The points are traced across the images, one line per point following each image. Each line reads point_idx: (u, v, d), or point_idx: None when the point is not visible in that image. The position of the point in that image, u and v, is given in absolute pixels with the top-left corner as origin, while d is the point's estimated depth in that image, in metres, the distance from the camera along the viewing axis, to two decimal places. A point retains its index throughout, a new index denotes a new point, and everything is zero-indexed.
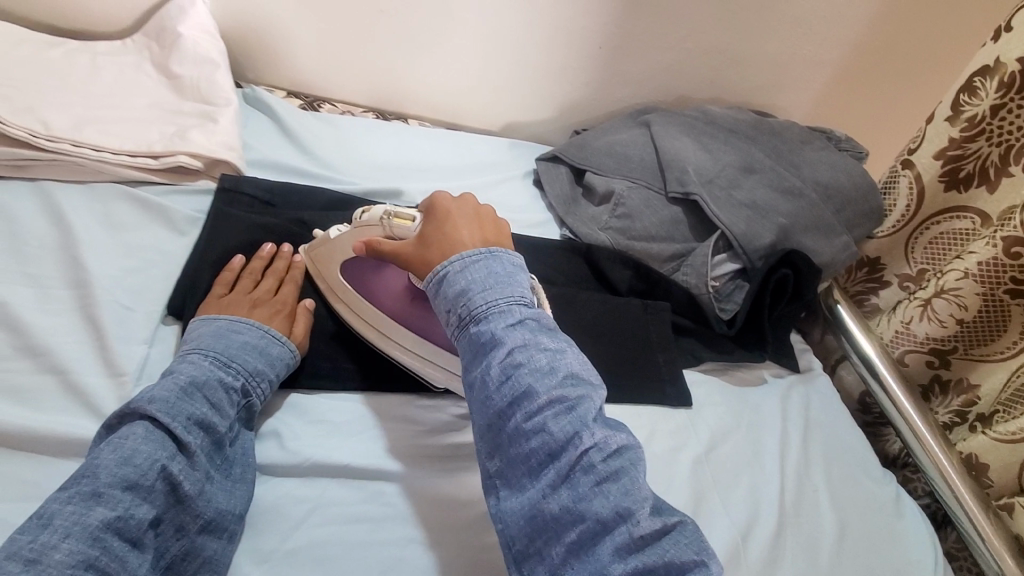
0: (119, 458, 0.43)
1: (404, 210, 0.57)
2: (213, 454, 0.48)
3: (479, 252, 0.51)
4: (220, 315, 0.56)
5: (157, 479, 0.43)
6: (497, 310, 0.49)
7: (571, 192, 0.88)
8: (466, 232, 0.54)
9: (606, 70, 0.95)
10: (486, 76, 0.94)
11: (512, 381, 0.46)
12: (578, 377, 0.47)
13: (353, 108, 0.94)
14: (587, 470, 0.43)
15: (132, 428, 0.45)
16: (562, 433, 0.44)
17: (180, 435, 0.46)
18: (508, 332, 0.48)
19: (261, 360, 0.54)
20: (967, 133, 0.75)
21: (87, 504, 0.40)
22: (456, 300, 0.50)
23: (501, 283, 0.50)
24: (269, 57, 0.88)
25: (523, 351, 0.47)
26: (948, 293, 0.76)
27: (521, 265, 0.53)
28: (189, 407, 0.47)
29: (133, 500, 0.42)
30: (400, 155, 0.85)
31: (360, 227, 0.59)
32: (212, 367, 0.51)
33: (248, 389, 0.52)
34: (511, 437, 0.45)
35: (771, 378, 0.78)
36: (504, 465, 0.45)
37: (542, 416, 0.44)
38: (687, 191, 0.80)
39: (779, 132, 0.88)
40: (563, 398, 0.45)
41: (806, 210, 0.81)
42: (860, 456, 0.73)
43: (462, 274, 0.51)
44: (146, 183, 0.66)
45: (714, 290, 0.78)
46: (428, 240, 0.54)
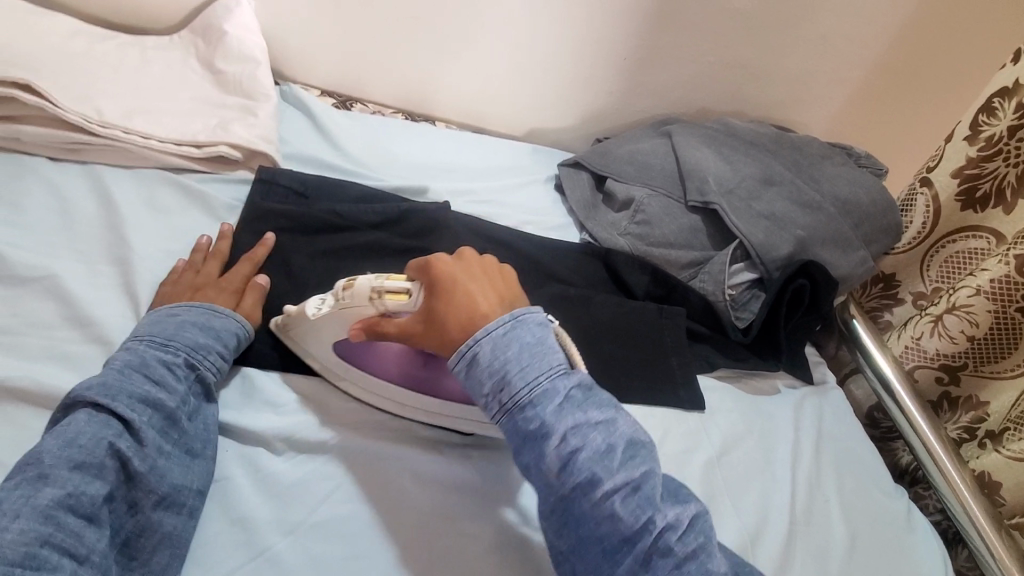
0: (63, 443, 0.43)
1: (393, 281, 0.54)
2: (169, 430, 0.48)
3: (506, 322, 0.50)
4: (160, 302, 0.55)
5: (104, 458, 0.44)
6: (541, 393, 0.48)
7: (592, 198, 0.90)
8: (479, 295, 0.53)
9: (629, 80, 0.97)
10: (512, 82, 0.96)
11: (574, 469, 0.46)
12: (634, 445, 0.49)
13: (383, 109, 0.97)
14: (665, 552, 0.45)
15: (75, 416, 0.45)
16: (636, 520, 0.45)
17: (123, 414, 0.46)
18: (559, 416, 0.48)
19: (204, 335, 0.53)
20: (984, 152, 0.76)
21: (35, 486, 0.41)
22: (498, 386, 0.49)
23: (538, 358, 0.49)
24: (306, 57, 0.92)
25: (577, 434, 0.47)
26: (959, 309, 0.76)
27: (550, 326, 0.52)
28: (130, 387, 0.47)
29: (82, 479, 0.42)
30: (428, 156, 0.87)
31: (343, 306, 0.55)
32: (152, 348, 0.50)
33: (197, 363, 0.52)
34: (580, 522, 0.46)
35: (785, 388, 0.78)
36: (575, 544, 0.47)
37: (613, 502, 0.45)
38: (706, 201, 0.81)
39: (800, 146, 0.90)
40: (629, 479, 0.46)
41: (824, 223, 0.82)
42: (870, 469, 0.73)
43: (499, 356, 0.49)
44: (188, 170, 0.69)
45: (731, 299, 0.79)
46: (441, 316, 0.52)
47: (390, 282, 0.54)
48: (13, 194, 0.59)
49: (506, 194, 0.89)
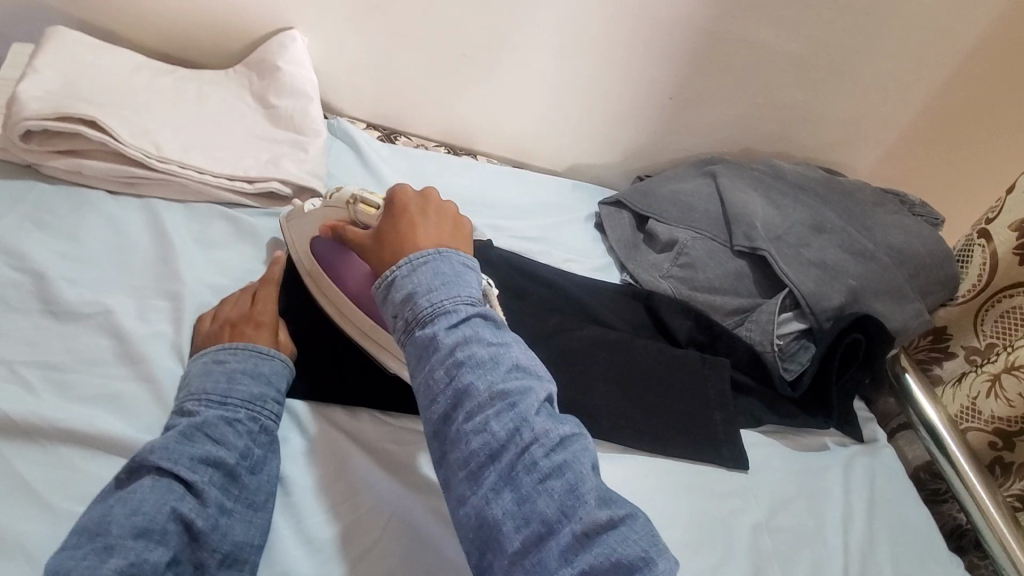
0: (128, 510, 0.42)
1: (371, 197, 0.60)
2: (229, 487, 0.47)
3: (426, 252, 0.51)
4: (207, 349, 0.54)
5: (168, 522, 0.43)
6: (442, 313, 0.48)
7: (632, 237, 0.89)
8: (422, 226, 0.55)
9: (672, 119, 0.96)
10: (555, 119, 0.96)
11: (455, 385, 0.46)
12: (522, 371, 0.48)
13: (426, 142, 0.98)
14: (530, 467, 0.43)
15: (139, 482, 0.44)
16: (505, 431, 0.44)
17: (184, 476, 0.45)
18: (450, 336, 0.47)
19: (256, 384, 0.52)
20: None
21: (99, 556, 0.40)
22: (402, 302, 0.49)
23: (446, 284, 0.50)
24: (353, 91, 0.93)
25: (465, 351, 0.47)
26: (1019, 369, 0.73)
27: (471, 265, 0.53)
28: (190, 448, 0.47)
29: (146, 546, 0.41)
30: (470, 190, 0.87)
31: (327, 208, 0.63)
32: (209, 404, 0.49)
33: (253, 414, 0.51)
34: (454, 440, 0.45)
35: (834, 446, 0.75)
36: (449, 468, 0.45)
37: (484, 415, 0.45)
38: (754, 246, 0.79)
39: (851, 192, 0.87)
40: (505, 394, 0.45)
41: (878, 274, 0.79)
42: (928, 540, 0.69)
43: (408, 275, 0.50)
44: (240, 205, 0.70)
45: (779, 349, 0.77)
46: (382, 232, 0.55)
47: (370, 196, 0.60)
48: (74, 227, 0.61)
49: (548, 231, 0.88)
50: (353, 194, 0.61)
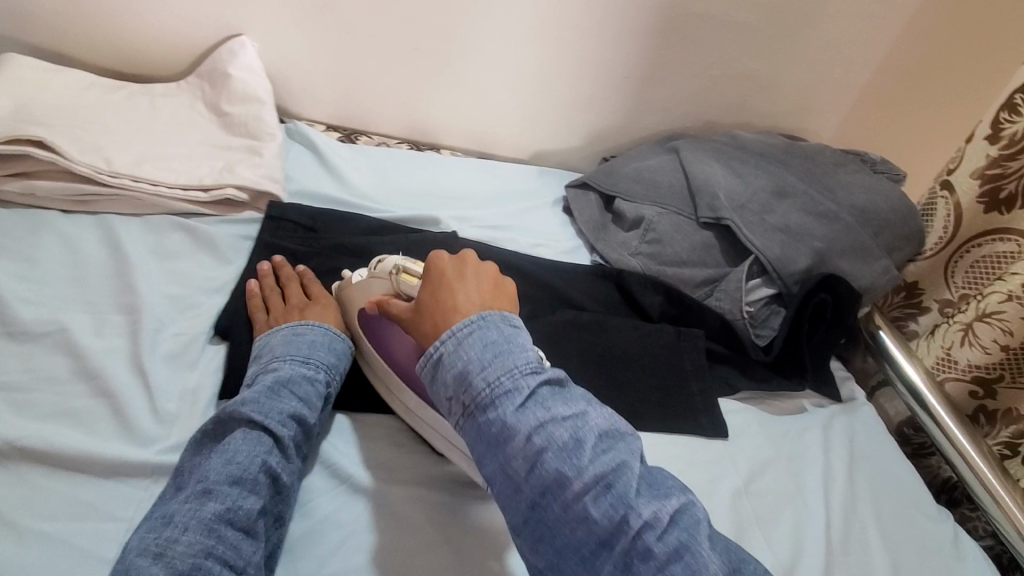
0: (224, 460, 0.47)
1: (413, 266, 0.59)
2: (307, 445, 0.52)
3: (470, 321, 0.50)
4: (283, 324, 0.59)
5: (259, 472, 0.47)
6: (504, 393, 0.47)
7: (600, 218, 0.89)
8: (464, 290, 0.54)
9: (632, 99, 0.96)
10: (517, 108, 0.96)
11: (540, 470, 0.44)
12: (606, 442, 0.45)
13: (388, 140, 0.98)
14: (644, 554, 0.40)
15: (231, 435, 0.48)
16: (606, 516, 0.42)
17: (273, 431, 0.49)
18: (521, 416, 0.46)
19: (329, 357, 0.58)
20: (1007, 150, 0.72)
21: (199, 500, 0.44)
22: (458, 386, 0.48)
23: (500, 355, 0.48)
24: (310, 95, 0.93)
25: (541, 433, 0.45)
26: (991, 317, 0.72)
27: (519, 328, 0.52)
28: (278, 404, 0.51)
29: (240, 493, 0.45)
30: (433, 184, 0.87)
31: (371, 279, 0.62)
32: (293, 366, 0.54)
33: (326, 383, 0.56)
34: (554, 530, 0.44)
35: (812, 407, 0.75)
36: (553, 558, 0.44)
37: (582, 503, 0.43)
38: (718, 216, 0.80)
39: (812, 156, 0.88)
40: (598, 475, 0.43)
41: (843, 234, 0.79)
42: (910, 491, 0.69)
43: (457, 355, 0.49)
44: (196, 214, 0.70)
45: (750, 316, 0.77)
46: (425, 306, 0.54)
47: (410, 266, 0.60)
48: (26, 248, 0.60)
49: (516, 218, 0.88)
50: (395, 265, 0.61)
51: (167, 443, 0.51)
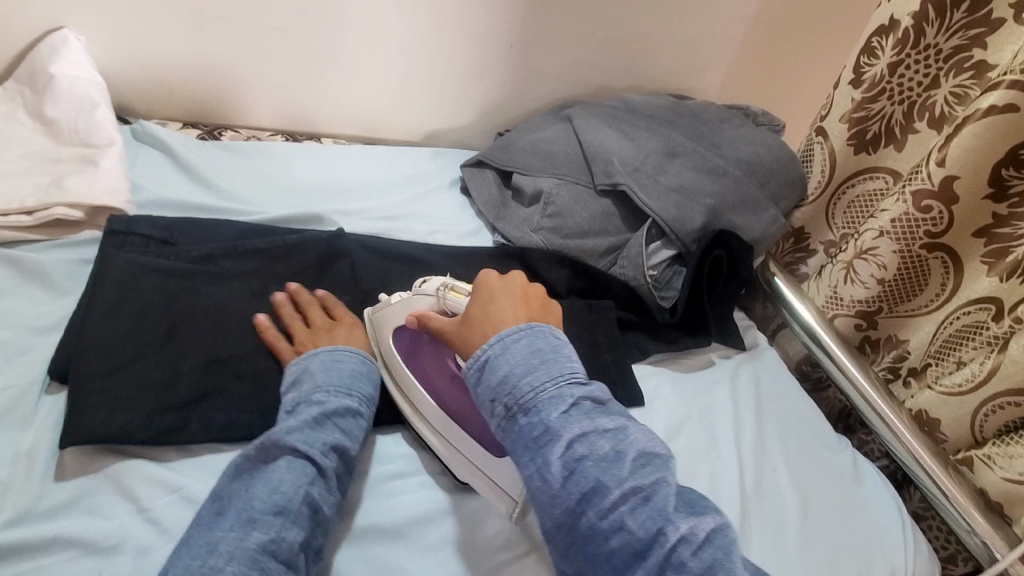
0: (269, 489, 0.45)
1: (461, 284, 0.59)
2: (344, 477, 0.51)
3: (518, 331, 0.50)
4: (319, 348, 0.57)
5: (303, 504, 0.46)
6: (549, 397, 0.47)
7: (499, 196, 0.85)
8: (510, 309, 0.54)
9: (518, 68, 0.93)
10: (400, 87, 0.90)
11: (578, 476, 0.44)
12: (648, 458, 0.45)
13: (260, 132, 0.89)
14: (681, 568, 0.40)
15: (275, 464, 0.47)
16: (644, 529, 0.41)
17: (318, 461, 0.48)
18: (564, 421, 0.46)
19: (366, 390, 0.56)
20: (868, 94, 0.76)
21: (243, 529, 0.43)
22: (502, 390, 0.48)
23: (546, 363, 0.49)
24: (163, 91, 0.83)
25: (583, 441, 0.45)
26: (867, 253, 0.74)
27: (563, 341, 0.52)
28: (322, 434, 0.50)
29: (284, 525, 0.44)
30: (316, 177, 0.80)
31: (413, 297, 0.60)
32: (334, 398, 0.53)
33: (363, 417, 0.54)
34: (587, 536, 0.43)
35: (720, 359, 0.78)
36: (583, 567, 0.43)
37: (619, 513, 0.42)
38: (614, 182, 0.79)
39: (698, 114, 0.89)
40: (637, 488, 0.43)
41: (731, 188, 0.81)
42: (813, 425, 0.73)
43: (505, 360, 0.49)
44: (25, 242, 0.60)
45: (654, 279, 0.77)
46: (471, 317, 0.54)
47: (458, 288, 0.59)
48: None
49: (410, 206, 0.83)
50: (445, 282, 0.60)
51: (3, 516, 0.44)
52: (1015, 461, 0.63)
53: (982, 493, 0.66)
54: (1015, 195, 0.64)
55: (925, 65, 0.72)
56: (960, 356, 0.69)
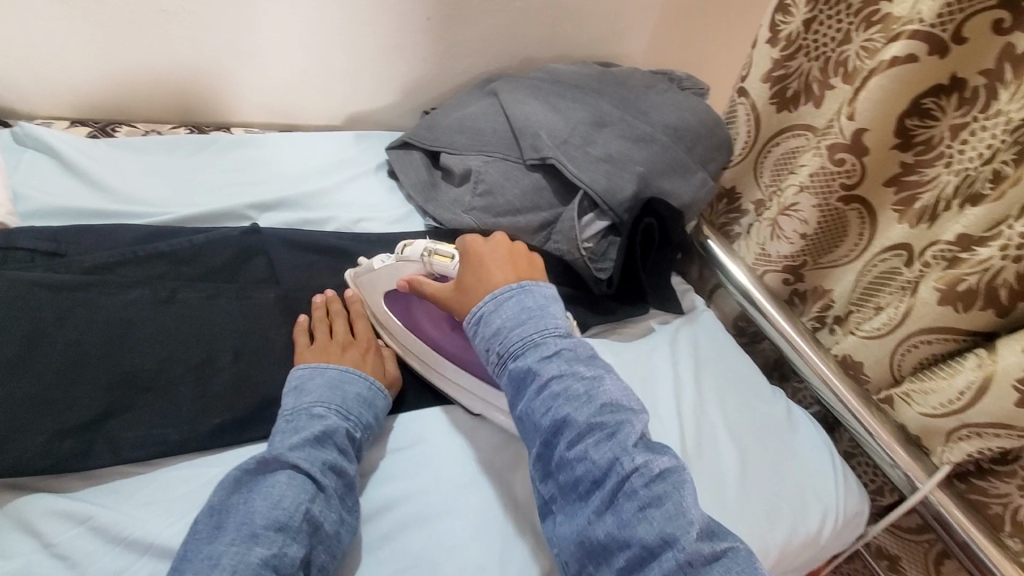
0: (270, 503, 0.46)
1: (443, 248, 0.62)
2: (347, 496, 0.50)
3: (509, 288, 0.55)
4: (329, 364, 0.58)
5: (302, 520, 0.46)
6: (532, 344, 0.51)
7: (429, 177, 0.82)
8: (498, 273, 0.57)
9: (439, 42, 0.89)
10: (314, 67, 0.85)
11: (552, 411, 0.48)
12: (617, 405, 0.49)
13: (161, 126, 0.83)
14: (630, 495, 0.44)
15: (275, 477, 0.48)
16: (603, 459, 0.46)
17: (317, 478, 0.48)
18: (544, 365, 0.50)
19: (371, 413, 0.56)
20: (786, 52, 0.77)
21: (246, 543, 0.43)
22: (494, 338, 0.53)
23: (533, 317, 0.53)
24: (42, 86, 0.75)
25: (560, 382, 0.49)
26: (790, 210, 0.76)
27: (554, 297, 0.56)
28: (320, 453, 0.50)
29: (285, 540, 0.44)
30: (227, 172, 0.76)
31: (399, 263, 0.64)
32: (335, 417, 0.53)
33: (363, 440, 0.54)
34: (557, 464, 0.48)
35: (659, 325, 0.80)
36: (557, 493, 0.48)
37: (584, 444, 0.47)
38: (542, 157, 0.77)
39: (623, 81, 0.88)
40: (602, 424, 0.47)
41: (659, 154, 0.81)
42: (749, 380, 0.76)
43: (496, 312, 0.54)
44: None
45: (589, 253, 0.76)
46: (463, 283, 0.58)
47: (443, 249, 0.62)
48: None
49: (334, 194, 0.79)
50: (426, 248, 0.63)
51: None
52: (929, 396, 0.65)
53: (902, 429, 0.68)
54: (920, 143, 0.66)
55: (838, 21, 0.73)
56: (879, 302, 0.72)
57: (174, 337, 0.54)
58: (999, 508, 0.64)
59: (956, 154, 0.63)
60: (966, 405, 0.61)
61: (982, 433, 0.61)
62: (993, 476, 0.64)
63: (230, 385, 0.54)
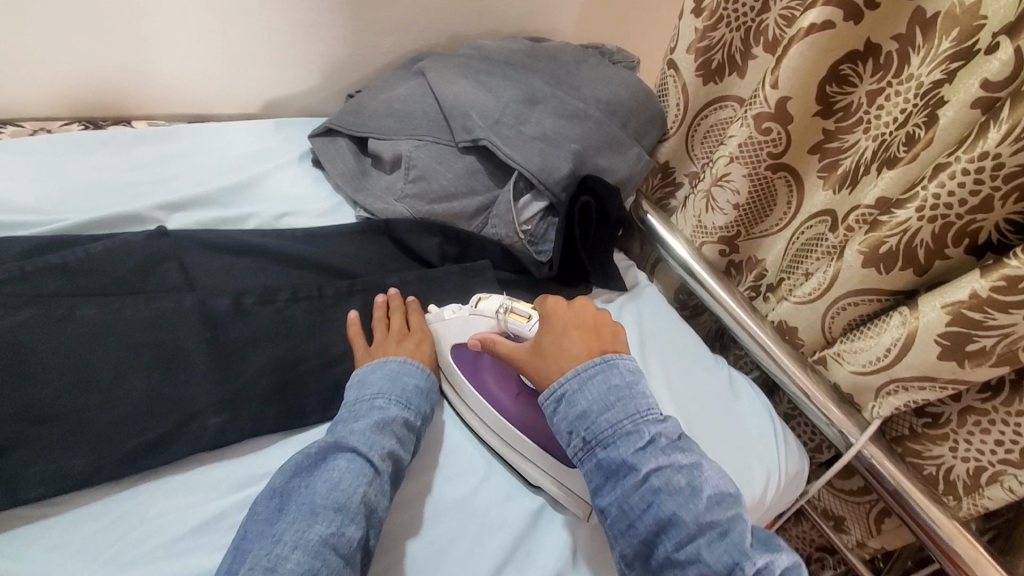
0: (330, 485, 0.47)
1: (521, 306, 0.60)
2: (397, 482, 0.51)
3: (595, 365, 0.54)
4: (388, 357, 0.58)
5: (360, 503, 0.46)
6: (625, 432, 0.51)
7: (358, 166, 0.78)
8: (583, 343, 0.55)
9: (357, 19, 0.83)
10: (221, 51, 0.78)
11: (656, 509, 0.48)
12: (720, 495, 0.49)
13: (50, 123, 0.75)
14: None
15: (336, 460, 0.49)
16: (720, 562, 0.46)
17: (376, 463, 0.49)
18: (642, 456, 0.50)
19: (426, 404, 0.57)
20: (708, 23, 0.75)
21: (307, 521, 0.44)
22: (580, 423, 0.52)
23: (623, 399, 0.52)
24: None
25: (660, 475, 0.49)
26: (722, 180, 0.76)
27: (636, 372, 0.55)
28: (381, 438, 0.51)
29: (344, 520, 0.45)
30: (131, 170, 0.69)
31: (472, 316, 0.62)
32: (395, 407, 0.54)
33: (421, 429, 0.55)
34: (662, 564, 0.48)
35: (604, 305, 0.79)
36: None
37: (695, 546, 0.46)
38: (474, 138, 0.74)
39: (554, 56, 0.86)
40: (712, 523, 0.47)
41: (594, 130, 0.79)
42: (692, 351, 0.77)
43: (581, 394, 0.53)
44: None
45: (528, 235, 0.76)
46: (543, 347, 0.56)
47: (520, 306, 0.60)
48: None
49: (253, 188, 0.74)
50: (501, 304, 0.61)
51: None
52: (859, 355, 0.67)
53: (836, 388, 0.71)
54: (840, 109, 0.68)
55: None
56: (807, 267, 0.74)
57: (73, 359, 0.49)
58: (932, 468, 0.69)
59: (873, 120, 0.65)
60: (893, 360, 0.63)
61: (908, 386, 0.64)
62: (925, 440, 0.68)
63: (141, 408, 0.50)
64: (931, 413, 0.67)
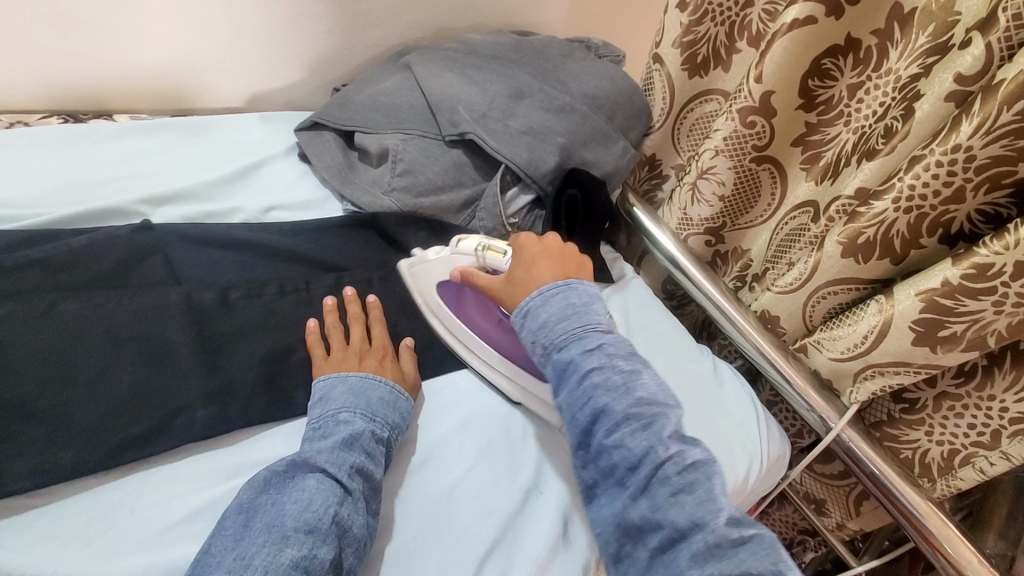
0: (300, 507, 0.46)
1: (496, 244, 0.64)
2: (373, 498, 0.51)
3: (557, 285, 0.58)
4: (349, 372, 0.58)
5: (331, 522, 0.46)
6: (576, 337, 0.54)
7: (344, 159, 0.78)
8: (551, 269, 0.60)
9: (343, 12, 0.83)
10: (205, 45, 0.77)
11: (592, 401, 0.52)
12: (653, 399, 0.52)
13: (30, 116, 0.74)
14: (664, 482, 0.48)
15: (305, 481, 0.48)
16: (640, 448, 0.49)
17: (344, 482, 0.48)
18: (586, 357, 0.53)
19: (397, 415, 0.56)
20: (694, 17, 0.76)
21: (277, 544, 0.44)
22: (539, 331, 0.56)
23: (576, 313, 0.56)
24: None
25: (597, 373, 0.52)
26: (707, 173, 0.77)
27: (596, 295, 0.59)
28: (348, 456, 0.50)
29: (314, 542, 0.44)
30: (113, 164, 0.68)
31: (453, 255, 0.66)
32: (362, 422, 0.53)
33: (391, 441, 0.55)
34: (597, 451, 0.51)
35: None
36: (597, 479, 0.51)
37: (620, 433, 0.50)
38: (461, 132, 0.74)
39: (540, 49, 0.86)
40: (638, 416, 0.50)
41: (579, 124, 0.80)
42: (678, 341, 0.78)
43: (542, 308, 0.57)
44: None
45: (515, 226, 0.78)
46: (515, 278, 0.61)
47: (495, 244, 0.64)
48: None
49: (238, 182, 0.74)
50: (479, 243, 0.65)
51: None
52: (838, 342, 0.69)
53: (817, 376, 0.73)
54: (822, 103, 0.69)
55: None
56: (792, 256, 0.75)
57: (58, 353, 0.49)
58: (909, 452, 0.71)
59: (854, 113, 0.67)
60: (870, 347, 0.65)
61: (884, 371, 0.66)
62: (903, 424, 0.70)
63: (127, 402, 0.50)
64: (909, 398, 0.69)
